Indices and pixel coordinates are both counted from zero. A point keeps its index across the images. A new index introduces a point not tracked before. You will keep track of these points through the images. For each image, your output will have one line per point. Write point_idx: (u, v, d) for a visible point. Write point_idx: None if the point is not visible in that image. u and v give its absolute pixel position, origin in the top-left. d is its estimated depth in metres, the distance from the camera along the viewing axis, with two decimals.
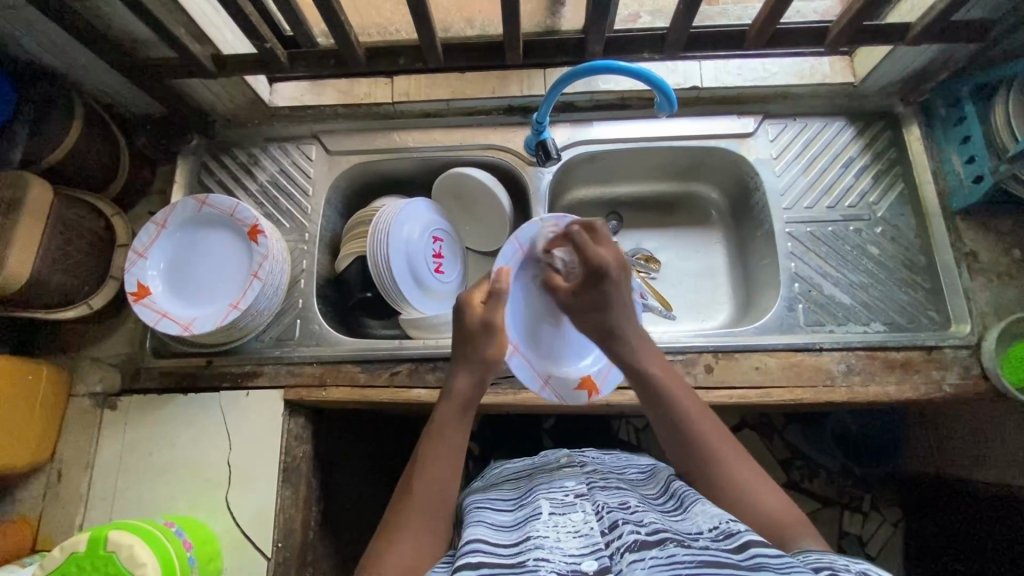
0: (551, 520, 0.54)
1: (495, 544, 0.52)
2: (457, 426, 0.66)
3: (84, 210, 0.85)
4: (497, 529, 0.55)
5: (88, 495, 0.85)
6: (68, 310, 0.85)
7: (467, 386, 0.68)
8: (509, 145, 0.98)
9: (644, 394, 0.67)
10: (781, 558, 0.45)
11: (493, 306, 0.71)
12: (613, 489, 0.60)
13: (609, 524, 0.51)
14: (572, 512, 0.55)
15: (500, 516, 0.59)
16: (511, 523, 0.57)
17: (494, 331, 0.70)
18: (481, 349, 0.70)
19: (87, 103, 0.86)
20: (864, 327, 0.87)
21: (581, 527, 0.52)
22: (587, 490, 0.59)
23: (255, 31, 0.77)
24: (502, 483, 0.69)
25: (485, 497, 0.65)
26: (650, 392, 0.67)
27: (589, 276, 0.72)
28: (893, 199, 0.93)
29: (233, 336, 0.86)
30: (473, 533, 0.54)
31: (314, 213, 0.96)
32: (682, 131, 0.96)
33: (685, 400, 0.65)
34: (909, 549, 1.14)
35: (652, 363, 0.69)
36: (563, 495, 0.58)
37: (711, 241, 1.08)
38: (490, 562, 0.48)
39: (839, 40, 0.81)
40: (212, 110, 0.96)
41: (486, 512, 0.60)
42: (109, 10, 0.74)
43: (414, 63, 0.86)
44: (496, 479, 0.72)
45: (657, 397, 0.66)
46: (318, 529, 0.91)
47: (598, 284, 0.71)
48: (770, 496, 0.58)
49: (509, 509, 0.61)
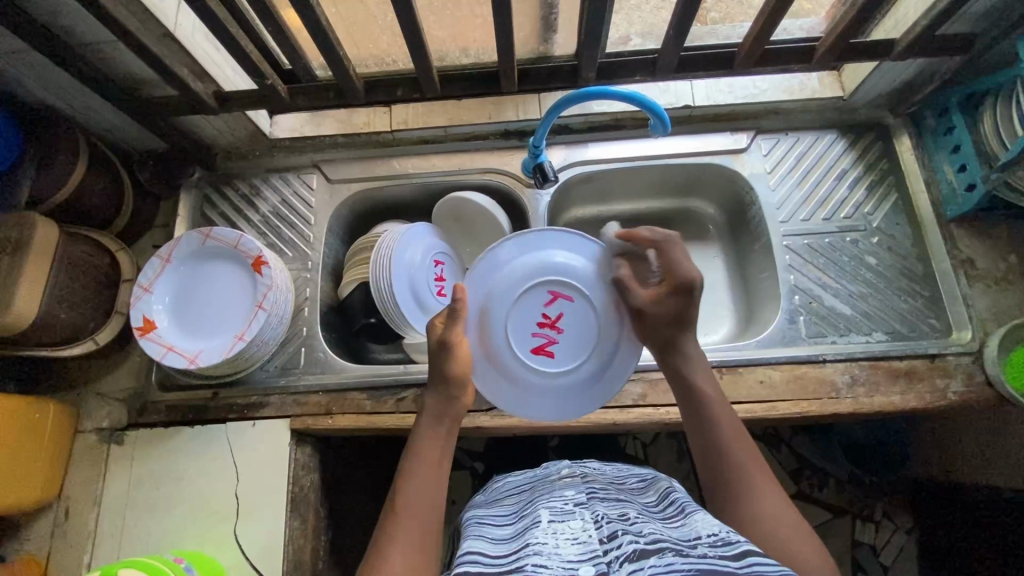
0: (550, 528, 0.54)
1: (493, 554, 0.52)
2: (438, 442, 0.66)
3: (91, 247, 0.86)
4: (498, 540, 0.55)
5: (96, 532, 0.84)
6: (74, 347, 0.85)
7: (438, 404, 0.68)
8: (507, 169, 0.99)
9: (694, 413, 0.66)
10: (780, 571, 0.44)
11: (453, 322, 0.69)
12: (613, 500, 0.60)
13: (608, 533, 0.51)
14: (571, 520, 0.55)
15: (501, 529, 0.59)
16: (511, 533, 0.57)
17: (450, 349, 0.68)
18: (444, 367, 0.68)
19: (90, 141, 0.87)
20: (866, 336, 0.88)
21: (580, 535, 0.52)
22: (586, 500, 0.59)
23: (257, 68, 0.79)
24: (504, 498, 0.69)
25: (486, 512, 0.65)
26: (693, 404, 0.67)
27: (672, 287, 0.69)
28: (887, 209, 0.94)
29: (239, 368, 0.86)
30: (473, 545, 0.54)
31: (316, 241, 0.97)
32: (677, 149, 0.98)
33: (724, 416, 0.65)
34: (922, 557, 1.13)
35: (701, 372, 0.69)
36: (563, 505, 0.58)
37: (710, 255, 1.08)
38: (485, 571, 0.49)
39: (826, 58, 0.83)
40: (214, 143, 0.98)
41: (484, 525, 0.60)
42: (113, 52, 0.75)
43: (411, 94, 0.88)
44: (496, 493, 0.72)
45: (694, 403, 0.67)
46: (327, 558, 0.91)
47: (689, 299, 0.69)
48: (796, 532, 0.55)
49: (509, 521, 0.61)
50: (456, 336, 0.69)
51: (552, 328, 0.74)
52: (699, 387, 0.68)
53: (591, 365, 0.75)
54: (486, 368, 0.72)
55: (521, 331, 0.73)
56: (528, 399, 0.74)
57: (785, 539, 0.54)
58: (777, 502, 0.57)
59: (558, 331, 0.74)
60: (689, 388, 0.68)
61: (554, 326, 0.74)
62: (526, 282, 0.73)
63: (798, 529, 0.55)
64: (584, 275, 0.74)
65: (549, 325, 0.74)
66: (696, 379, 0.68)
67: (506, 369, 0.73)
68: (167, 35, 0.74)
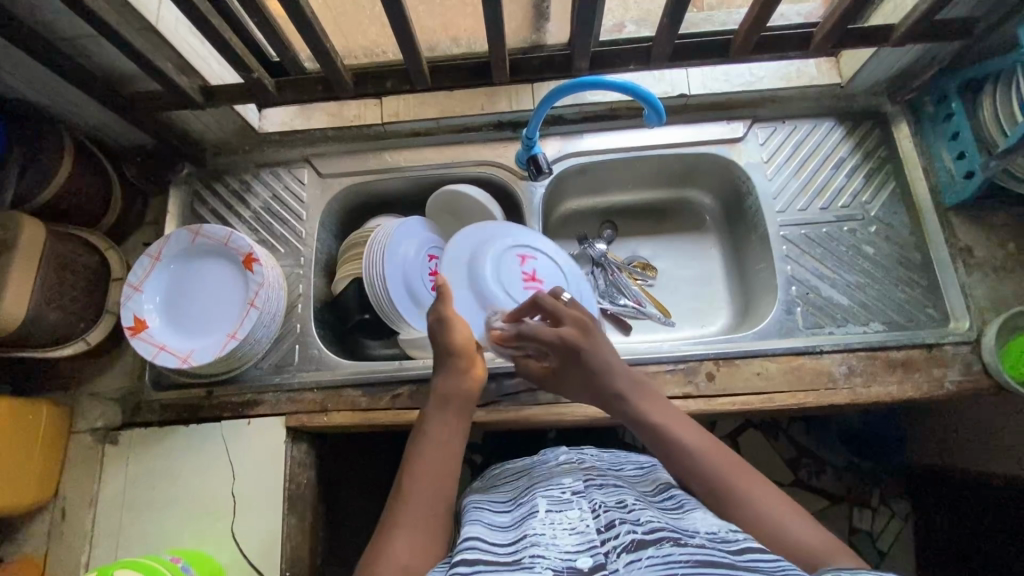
0: (547, 517, 0.53)
1: (492, 541, 0.51)
2: (446, 425, 0.65)
3: (79, 247, 0.85)
4: (495, 528, 0.55)
5: (93, 532, 0.84)
6: (63, 349, 0.84)
7: (447, 382, 0.69)
8: (500, 161, 0.98)
9: (654, 443, 0.65)
10: (780, 568, 0.43)
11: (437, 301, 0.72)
12: (611, 488, 0.59)
13: (606, 522, 0.50)
14: (569, 509, 0.54)
15: (499, 516, 0.58)
16: (509, 522, 0.56)
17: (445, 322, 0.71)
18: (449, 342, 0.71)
19: (76, 138, 0.86)
20: (863, 327, 0.87)
21: (578, 524, 0.51)
22: (583, 488, 0.58)
23: (243, 61, 0.77)
24: (502, 485, 0.68)
25: (484, 498, 0.64)
26: (654, 438, 0.64)
27: (561, 358, 0.73)
28: (885, 197, 0.94)
29: (233, 366, 0.86)
30: (471, 530, 0.54)
31: (308, 237, 0.96)
32: (673, 138, 0.97)
33: (692, 438, 0.62)
34: (919, 543, 1.14)
35: (646, 403, 0.68)
36: (560, 493, 0.58)
37: (707, 246, 1.07)
38: (483, 559, 0.48)
39: (823, 44, 0.81)
40: (202, 139, 0.96)
41: (483, 511, 0.60)
42: (95, 46, 0.74)
43: (401, 85, 0.86)
44: (494, 479, 0.71)
45: (659, 440, 0.64)
46: (324, 553, 0.90)
47: (575, 362, 0.72)
48: (803, 525, 0.54)
49: (507, 508, 0.60)
50: (450, 312, 0.72)
51: (533, 282, 0.85)
52: (653, 420, 0.66)
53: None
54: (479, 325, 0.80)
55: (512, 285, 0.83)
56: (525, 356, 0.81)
57: (792, 537, 0.53)
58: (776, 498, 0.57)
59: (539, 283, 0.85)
60: (643, 424, 0.66)
61: (533, 279, 0.85)
62: (499, 243, 0.85)
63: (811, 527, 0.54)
64: (537, 238, 0.88)
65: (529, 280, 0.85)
66: (646, 415, 0.66)
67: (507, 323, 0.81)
68: (149, 29, 0.72)
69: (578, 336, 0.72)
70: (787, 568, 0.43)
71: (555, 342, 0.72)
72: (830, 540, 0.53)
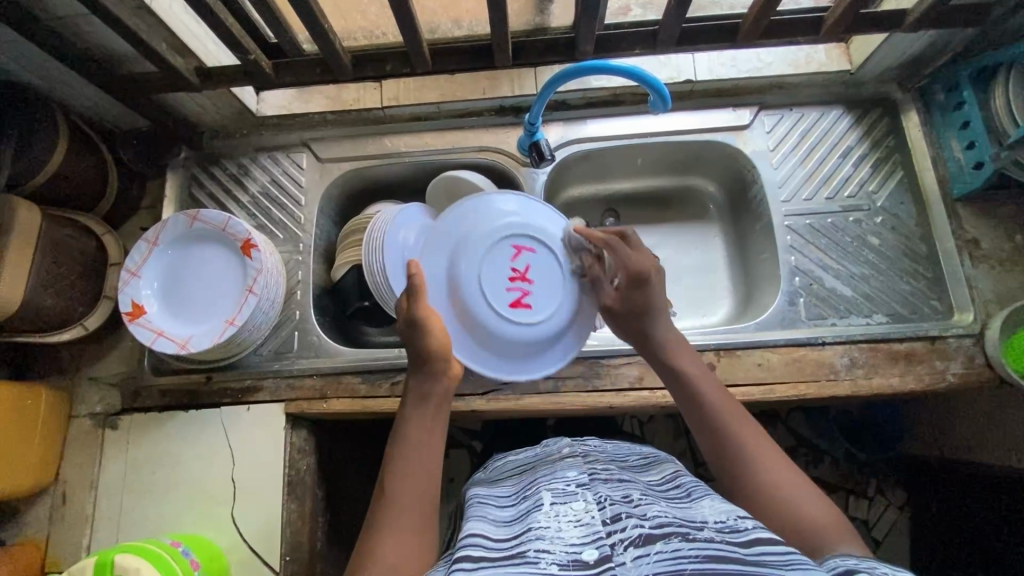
0: (552, 510, 0.52)
1: (496, 537, 0.51)
2: (435, 425, 0.64)
3: (75, 231, 0.84)
4: (499, 523, 0.54)
5: (94, 516, 0.84)
6: (63, 334, 0.84)
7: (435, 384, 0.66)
8: (503, 147, 0.96)
9: (679, 389, 0.66)
10: (790, 560, 0.42)
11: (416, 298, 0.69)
12: (616, 481, 0.58)
13: (612, 515, 0.50)
14: (573, 501, 0.53)
15: (502, 511, 0.58)
16: (513, 516, 0.56)
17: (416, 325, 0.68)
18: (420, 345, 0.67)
19: (70, 119, 0.84)
20: (866, 318, 0.87)
21: (583, 516, 0.51)
22: (588, 481, 0.58)
23: (240, 43, 0.76)
24: (505, 478, 0.68)
25: (486, 492, 0.64)
26: (682, 390, 0.65)
27: (628, 280, 0.73)
28: (892, 188, 0.92)
29: (231, 352, 0.85)
30: (475, 527, 0.53)
31: (308, 223, 0.95)
32: (679, 125, 0.95)
33: (717, 398, 0.63)
34: (915, 532, 1.15)
35: (686, 357, 0.68)
36: (564, 486, 0.57)
37: (709, 235, 1.06)
38: (487, 555, 0.48)
39: (834, 29, 0.79)
40: (199, 122, 0.95)
41: (486, 506, 0.59)
42: (87, 25, 0.72)
43: (401, 68, 0.84)
44: (497, 473, 0.71)
45: (684, 388, 0.65)
46: (326, 538, 0.91)
47: (642, 289, 0.72)
48: (813, 501, 0.54)
49: (511, 502, 0.60)
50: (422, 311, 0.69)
51: (524, 280, 0.78)
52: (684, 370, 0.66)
53: (564, 308, 0.80)
54: (462, 340, 0.76)
55: (498, 284, 0.78)
56: (518, 358, 0.78)
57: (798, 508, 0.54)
58: (785, 473, 0.57)
59: (530, 284, 0.79)
60: (673, 373, 0.67)
61: (524, 278, 0.79)
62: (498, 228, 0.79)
63: (818, 501, 0.54)
64: (545, 232, 0.81)
65: (520, 278, 0.78)
66: (679, 363, 0.67)
67: (483, 322, 0.76)
68: (141, 7, 0.70)
69: (656, 268, 0.74)
70: (798, 560, 0.43)
71: (633, 265, 0.73)
72: (834, 517, 0.53)
